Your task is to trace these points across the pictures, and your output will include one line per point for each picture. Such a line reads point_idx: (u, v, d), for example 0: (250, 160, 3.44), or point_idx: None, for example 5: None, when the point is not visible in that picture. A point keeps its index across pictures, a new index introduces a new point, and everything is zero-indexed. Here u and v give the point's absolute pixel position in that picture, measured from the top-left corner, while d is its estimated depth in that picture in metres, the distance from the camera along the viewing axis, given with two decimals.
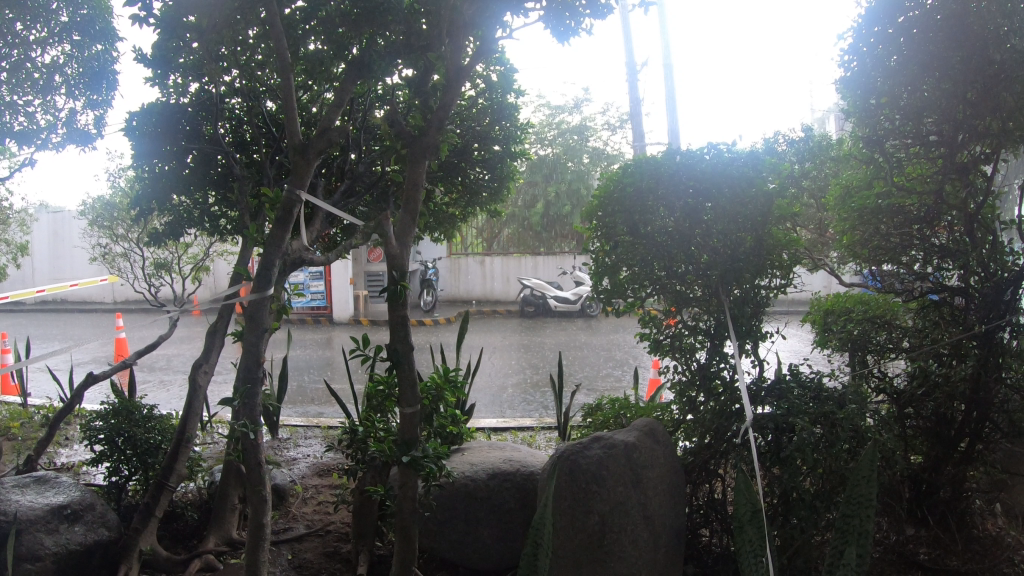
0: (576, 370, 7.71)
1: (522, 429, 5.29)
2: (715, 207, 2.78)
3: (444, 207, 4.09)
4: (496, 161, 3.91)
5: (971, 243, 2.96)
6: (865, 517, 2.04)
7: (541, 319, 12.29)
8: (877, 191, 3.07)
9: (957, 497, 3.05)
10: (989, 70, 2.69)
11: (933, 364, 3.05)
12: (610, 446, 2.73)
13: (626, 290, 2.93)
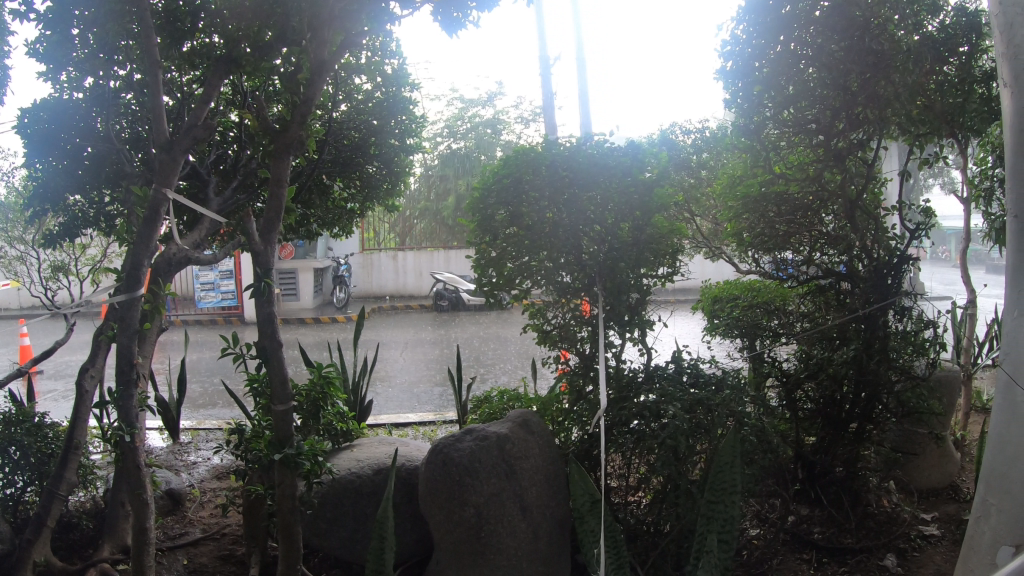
0: (484, 363, 7.73)
1: (425, 423, 5.28)
2: (597, 199, 2.73)
3: (340, 203, 4.02)
4: (391, 155, 3.89)
5: (853, 230, 3.04)
6: (729, 502, 2.03)
7: (456, 314, 12.29)
8: (760, 180, 3.14)
9: (852, 477, 3.10)
10: (867, 61, 2.79)
11: (818, 348, 3.14)
12: (482, 438, 2.68)
13: (510, 282, 2.86)
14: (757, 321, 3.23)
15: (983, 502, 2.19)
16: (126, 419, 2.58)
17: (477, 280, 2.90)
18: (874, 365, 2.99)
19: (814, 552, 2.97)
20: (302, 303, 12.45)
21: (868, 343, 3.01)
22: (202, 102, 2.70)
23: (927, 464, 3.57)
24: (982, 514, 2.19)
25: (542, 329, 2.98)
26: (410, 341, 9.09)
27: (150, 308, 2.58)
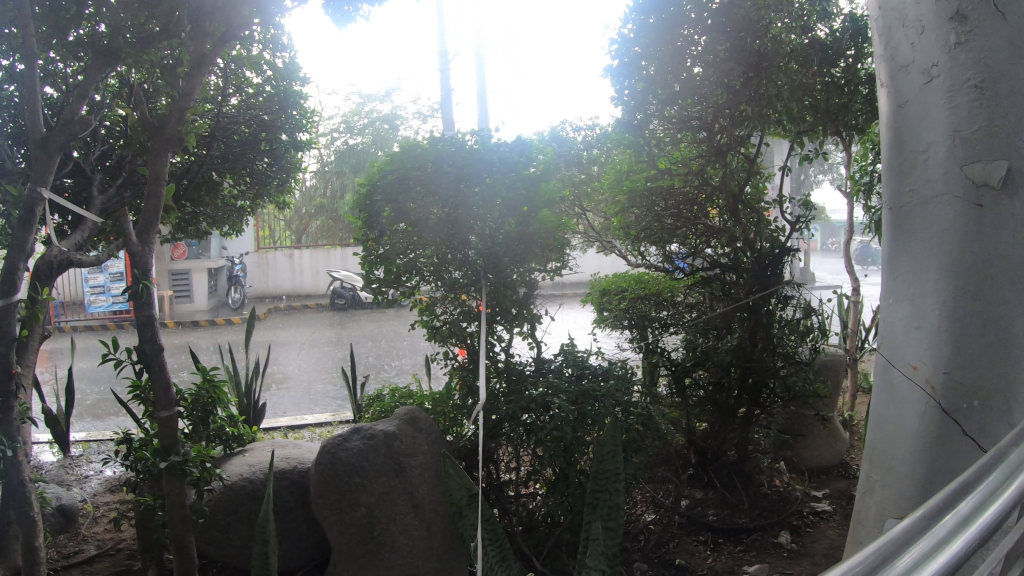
0: (383, 361, 7.69)
1: (322, 424, 5.23)
2: (483, 194, 2.59)
3: (230, 200, 4.01)
4: (282, 151, 3.83)
5: (734, 221, 3.12)
6: (613, 489, 2.04)
7: (357, 312, 12.19)
8: (646, 174, 3.10)
9: (744, 460, 3.21)
10: (752, 60, 2.84)
11: (701, 338, 3.17)
12: (370, 437, 2.66)
13: (398, 279, 2.77)
14: (646, 313, 3.19)
15: (867, 478, 2.07)
16: (8, 433, 2.49)
17: (363, 275, 2.78)
18: (758, 353, 3.09)
19: (710, 533, 3.06)
20: (196, 305, 12.20)
21: (752, 332, 3.12)
22: (79, 98, 2.61)
23: (816, 443, 3.73)
24: (864, 491, 2.07)
25: (430, 325, 2.89)
26: (309, 341, 8.98)
27: (29, 314, 2.51)
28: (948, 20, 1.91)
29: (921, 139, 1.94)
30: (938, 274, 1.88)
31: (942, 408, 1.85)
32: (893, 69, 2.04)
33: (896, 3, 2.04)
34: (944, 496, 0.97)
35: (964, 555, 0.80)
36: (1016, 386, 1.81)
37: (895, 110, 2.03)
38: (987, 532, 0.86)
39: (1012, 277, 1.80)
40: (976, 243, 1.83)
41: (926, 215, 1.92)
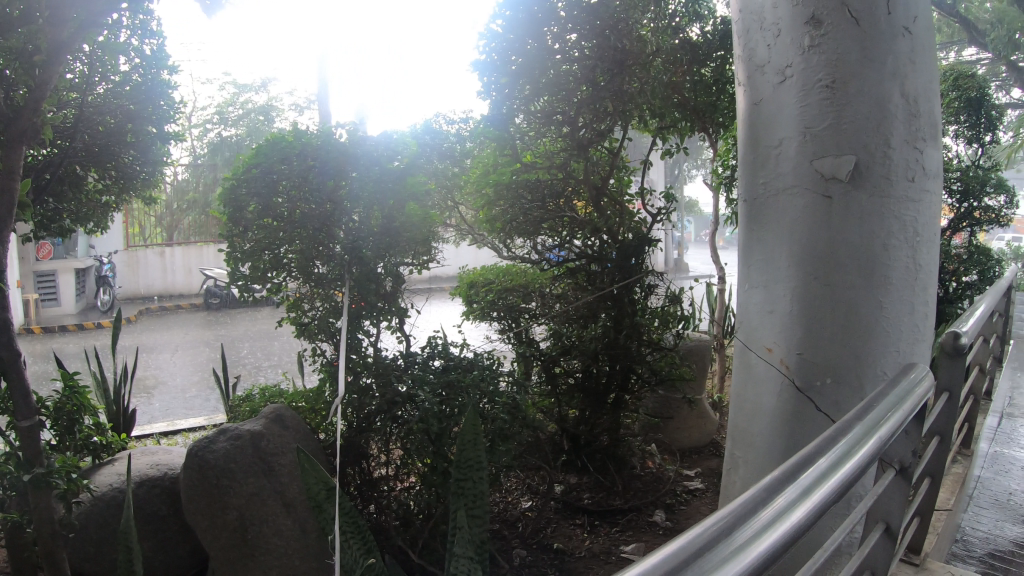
0: (258, 361, 7.55)
1: (194, 429, 5.12)
2: (354, 189, 2.59)
3: (95, 195, 3.84)
4: (149, 143, 3.70)
5: (598, 213, 3.20)
6: (477, 478, 2.05)
7: (232, 312, 11.91)
8: (511, 168, 3.06)
9: (616, 444, 3.29)
10: (616, 56, 2.88)
11: (569, 327, 3.21)
12: (236, 438, 2.65)
13: (265, 273, 2.65)
14: (516, 303, 3.25)
15: (732, 455, 2.13)
16: None
17: (228, 273, 2.64)
18: (630, 344, 3.21)
19: (586, 517, 3.15)
20: (63, 308, 11.65)
21: (618, 316, 3.22)
22: None
23: (686, 425, 3.87)
24: (729, 467, 2.14)
25: (298, 322, 2.81)
26: (181, 343, 8.72)
27: None
28: (802, 24, 1.88)
29: (774, 135, 1.94)
30: (790, 262, 1.90)
31: (797, 387, 1.89)
32: (750, 69, 2.03)
33: (754, 6, 2.01)
34: (796, 465, 0.99)
35: (801, 524, 0.85)
36: (867, 367, 1.82)
37: (751, 108, 2.02)
38: (824, 503, 0.91)
39: (861, 266, 1.80)
40: (825, 234, 1.83)
41: (780, 207, 1.93)
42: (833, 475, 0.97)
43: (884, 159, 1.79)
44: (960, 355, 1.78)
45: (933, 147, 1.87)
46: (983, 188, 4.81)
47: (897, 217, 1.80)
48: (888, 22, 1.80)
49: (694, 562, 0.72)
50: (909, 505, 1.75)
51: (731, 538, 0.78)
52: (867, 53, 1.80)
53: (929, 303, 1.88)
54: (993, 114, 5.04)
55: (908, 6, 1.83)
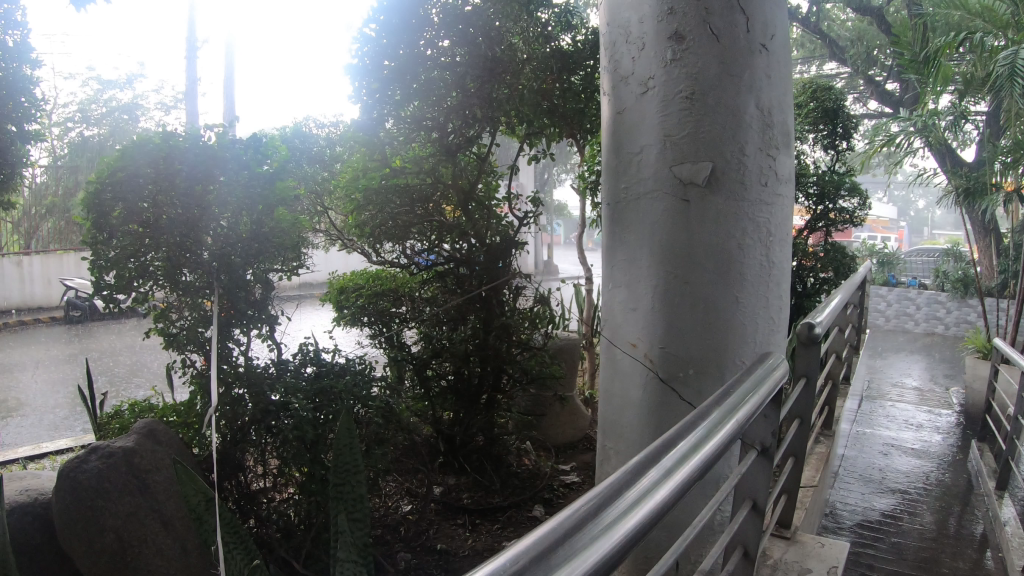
0: (126, 375, 7.29)
1: (61, 451, 4.92)
2: (221, 194, 2.56)
3: None
4: (9, 144, 3.53)
5: (465, 214, 3.14)
6: (356, 481, 2.04)
7: (97, 324, 11.45)
8: (381, 172, 3.00)
9: (492, 443, 3.35)
10: (486, 65, 2.89)
11: (437, 331, 3.22)
12: (108, 456, 2.58)
13: (130, 283, 2.54)
14: (386, 307, 3.25)
15: (603, 447, 2.21)
16: None
17: (92, 282, 2.54)
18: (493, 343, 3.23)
19: (466, 516, 3.20)
20: None
21: (486, 317, 3.27)
22: None
23: (558, 422, 3.99)
24: (603, 458, 2.21)
25: (166, 333, 2.70)
26: (42, 359, 8.34)
27: None
28: (665, 38, 1.90)
29: (635, 141, 1.99)
30: (651, 262, 1.97)
31: (661, 378, 1.98)
32: (615, 80, 2.05)
33: (620, 18, 2.01)
34: (664, 445, 1.02)
35: (662, 502, 0.88)
36: (726, 358, 1.93)
37: (615, 117, 2.05)
38: (687, 481, 0.95)
39: (718, 264, 1.89)
40: (685, 235, 1.91)
41: (641, 210, 1.99)
42: (695, 454, 1.01)
43: (739, 165, 1.88)
44: (814, 344, 1.82)
45: (785, 153, 1.97)
46: (837, 191, 5.10)
47: (751, 218, 1.90)
48: (747, 40, 1.86)
49: (561, 547, 0.74)
50: (775, 484, 1.84)
51: (596, 521, 0.80)
52: (725, 68, 1.86)
53: (782, 296, 2.00)
54: (849, 122, 5.34)
55: (767, 22, 1.90)
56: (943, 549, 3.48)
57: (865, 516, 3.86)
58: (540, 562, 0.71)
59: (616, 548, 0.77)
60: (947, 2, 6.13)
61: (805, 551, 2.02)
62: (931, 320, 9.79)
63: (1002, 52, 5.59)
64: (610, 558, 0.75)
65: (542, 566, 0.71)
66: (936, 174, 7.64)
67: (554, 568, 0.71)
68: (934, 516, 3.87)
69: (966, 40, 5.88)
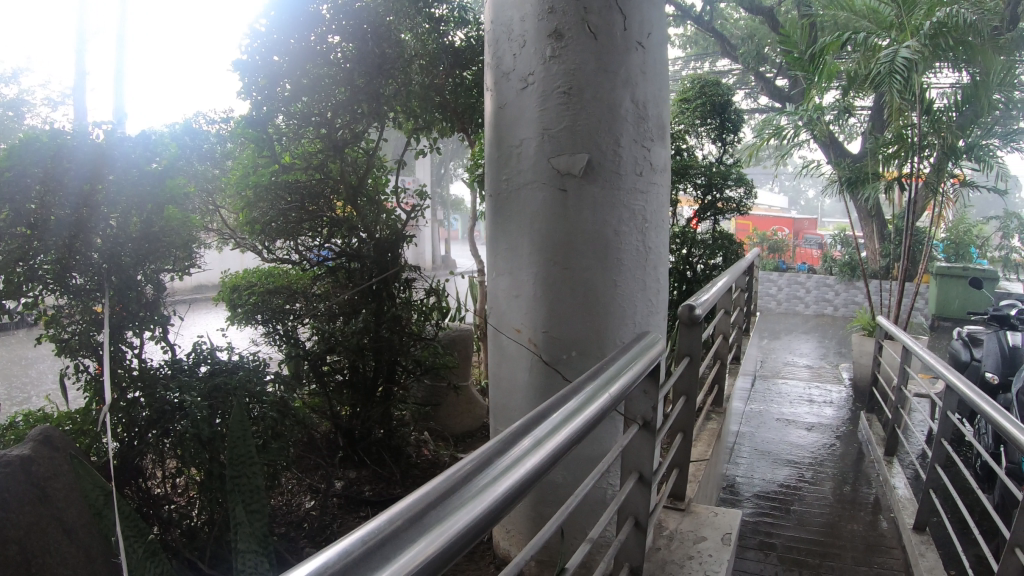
0: (14, 386, 7.03)
1: None
2: (111, 185, 2.47)
3: None
4: None
5: (356, 211, 3.14)
6: (250, 470, 2.06)
7: None
8: (270, 169, 2.94)
9: (391, 436, 3.35)
10: (373, 60, 2.87)
11: (331, 325, 3.15)
12: (5, 465, 2.46)
13: (17, 288, 2.42)
14: (279, 304, 3.06)
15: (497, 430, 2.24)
16: None
17: None
18: (386, 334, 3.20)
19: (370, 508, 3.18)
20: None
21: (376, 310, 3.22)
22: None
23: (455, 411, 4.07)
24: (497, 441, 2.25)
25: (55, 339, 2.60)
26: None
27: None
28: (546, 36, 1.92)
29: (515, 134, 2.02)
30: (532, 250, 2.01)
31: (544, 360, 2.04)
32: (496, 75, 2.05)
33: (502, 14, 2.01)
34: (540, 415, 1.06)
35: (530, 471, 0.92)
36: (605, 339, 2.00)
37: (496, 110, 2.06)
38: (558, 449, 1.00)
39: (597, 251, 1.96)
40: (564, 225, 1.97)
41: (522, 202, 2.03)
42: (568, 426, 1.05)
43: (614, 156, 1.94)
44: (697, 325, 1.94)
45: (661, 144, 2.03)
46: (726, 182, 5.26)
47: (626, 207, 1.97)
48: (624, 38, 1.90)
49: (432, 510, 0.78)
50: (667, 456, 1.90)
51: (468, 486, 0.84)
52: (602, 64, 1.90)
53: (659, 277, 2.08)
54: (735, 117, 5.52)
55: (645, 19, 1.93)
56: (842, 513, 3.77)
57: (762, 489, 4.10)
58: (408, 528, 0.74)
59: (481, 515, 0.80)
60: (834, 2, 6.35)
61: (699, 520, 2.11)
62: (820, 303, 10.23)
63: (883, 50, 5.87)
64: (475, 524, 0.79)
65: (410, 530, 0.74)
66: (824, 165, 7.94)
67: (422, 532, 0.74)
68: (825, 485, 4.14)
69: (849, 39, 6.12)
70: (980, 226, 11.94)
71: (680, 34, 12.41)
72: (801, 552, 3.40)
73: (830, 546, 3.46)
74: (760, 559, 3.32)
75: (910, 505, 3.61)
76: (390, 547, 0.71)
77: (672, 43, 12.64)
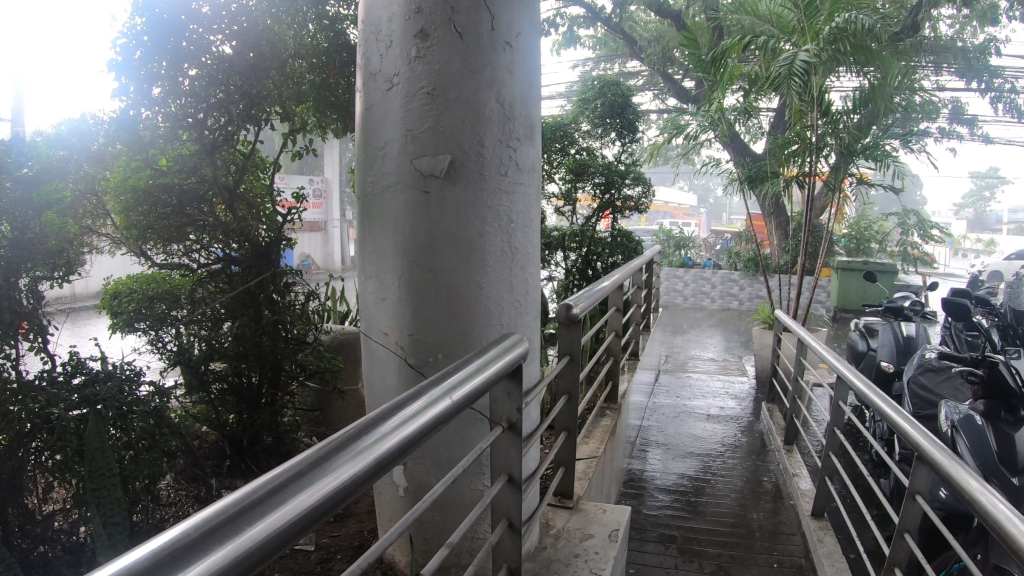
0: None
1: None
2: (6, 197, 2.35)
3: None
4: None
5: (234, 215, 2.99)
6: (110, 485, 2.02)
7: None
8: (146, 172, 2.75)
9: (280, 441, 3.19)
10: (245, 62, 2.82)
11: (207, 330, 2.95)
12: None
13: None
14: (162, 310, 2.90)
15: None
16: None
17: None
18: (266, 342, 3.04)
19: None
20: None
21: (254, 317, 3.02)
22: None
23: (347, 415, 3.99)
24: None
25: None
26: None
27: None
28: (410, 36, 1.73)
29: (378, 135, 1.83)
30: (393, 253, 1.82)
31: (410, 365, 1.84)
32: (363, 76, 1.85)
33: (369, 10, 1.82)
34: (376, 419, 1.02)
35: (348, 479, 0.89)
36: (471, 343, 1.84)
37: (360, 112, 1.87)
38: (400, 446, 1.01)
39: (460, 254, 1.80)
40: (426, 226, 1.79)
41: (383, 205, 1.84)
42: (413, 422, 1.05)
43: (478, 157, 1.78)
44: (574, 324, 1.96)
45: (528, 144, 1.90)
46: (624, 180, 5.39)
47: (490, 209, 1.81)
48: (492, 38, 1.75)
49: (253, 509, 0.77)
50: (550, 454, 1.91)
51: (301, 479, 0.85)
52: (468, 65, 1.74)
53: (527, 279, 1.96)
54: (633, 117, 5.65)
55: (513, 20, 1.79)
56: (744, 504, 3.85)
57: (665, 482, 4.15)
58: (194, 545, 0.70)
59: (280, 526, 0.77)
60: (738, 6, 6.49)
61: (587, 517, 2.12)
62: (727, 298, 10.46)
63: (784, 53, 6.02)
64: (273, 538, 0.76)
65: (193, 549, 0.70)
66: (729, 163, 8.10)
67: (218, 542, 0.72)
68: (726, 477, 4.21)
69: (752, 42, 6.26)
70: (879, 222, 12.35)
71: (593, 35, 12.53)
72: (701, 543, 3.45)
73: (731, 535, 3.53)
74: (662, 552, 3.36)
75: (807, 493, 3.70)
76: (175, 562, 0.68)
77: (582, 43, 12.73)
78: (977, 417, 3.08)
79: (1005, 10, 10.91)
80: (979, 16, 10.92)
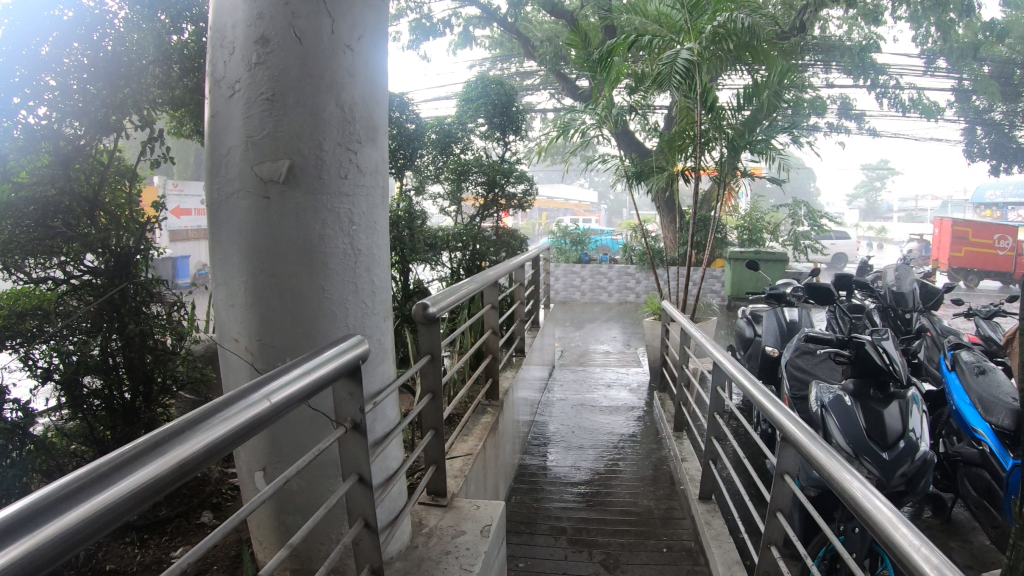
0: None
1: None
2: None
3: None
4: None
5: (92, 222, 2.92)
6: None
7: None
8: (6, 186, 2.64)
9: None
10: (109, 68, 2.79)
11: (71, 340, 2.81)
12: None
13: None
14: (32, 327, 2.68)
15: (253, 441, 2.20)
16: None
17: None
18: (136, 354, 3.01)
19: (135, 532, 2.59)
20: None
21: (121, 328, 2.97)
22: None
23: None
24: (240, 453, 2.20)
25: None
26: None
27: None
28: (251, 42, 1.74)
29: (221, 141, 1.82)
30: (236, 256, 1.82)
31: (258, 369, 1.84)
32: (209, 81, 1.85)
33: (213, 15, 1.81)
34: (192, 418, 1.05)
35: (149, 479, 0.91)
36: (317, 345, 1.86)
37: (205, 118, 1.87)
38: (216, 443, 1.05)
39: (301, 256, 1.81)
40: (267, 228, 1.79)
41: (226, 209, 1.83)
42: (231, 421, 1.09)
43: (317, 160, 1.80)
44: (431, 323, 2.02)
45: (369, 146, 1.93)
46: (506, 179, 5.56)
47: (330, 211, 1.83)
48: (331, 42, 1.77)
49: (52, 507, 0.80)
50: (413, 451, 1.95)
51: (110, 480, 0.88)
52: (307, 69, 1.75)
53: (373, 279, 1.99)
54: (515, 118, 5.81)
55: (355, 24, 1.82)
56: (637, 492, 3.95)
57: (561, 475, 4.22)
58: None
59: (72, 525, 0.80)
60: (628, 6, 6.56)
61: (459, 514, 2.16)
62: (624, 292, 10.68)
63: (669, 51, 6.13)
64: (66, 536, 0.79)
65: None
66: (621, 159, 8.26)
67: (12, 539, 0.74)
68: (619, 467, 4.30)
69: (637, 41, 6.29)
70: (771, 214, 12.77)
71: (489, 36, 12.58)
72: (592, 533, 3.53)
73: (623, 523, 3.62)
74: (556, 544, 3.43)
75: (692, 476, 3.82)
76: None
77: (480, 44, 12.78)
78: (845, 397, 3.23)
79: (888, 10, 11.31)
80: (864, 15, 11.25)
